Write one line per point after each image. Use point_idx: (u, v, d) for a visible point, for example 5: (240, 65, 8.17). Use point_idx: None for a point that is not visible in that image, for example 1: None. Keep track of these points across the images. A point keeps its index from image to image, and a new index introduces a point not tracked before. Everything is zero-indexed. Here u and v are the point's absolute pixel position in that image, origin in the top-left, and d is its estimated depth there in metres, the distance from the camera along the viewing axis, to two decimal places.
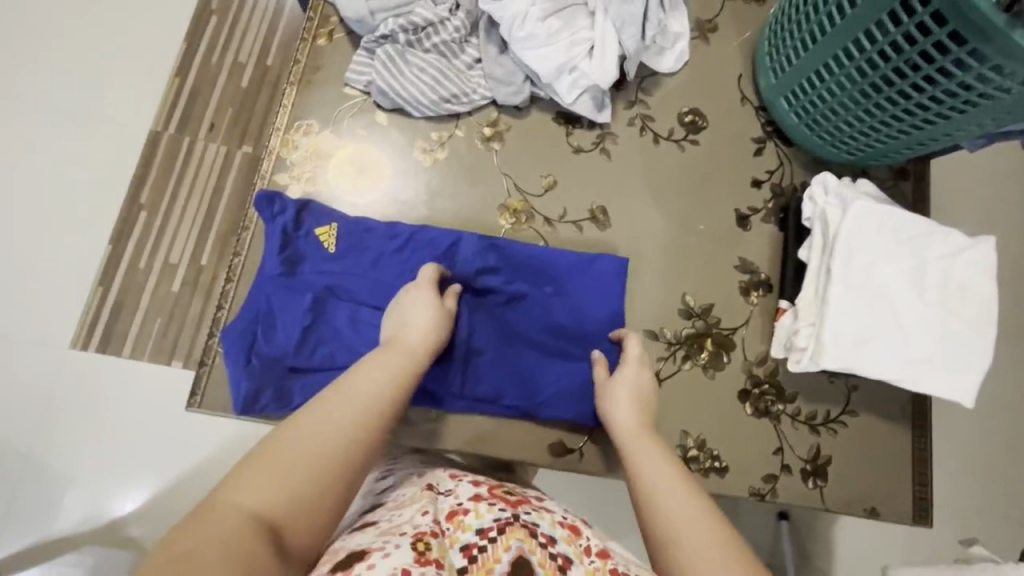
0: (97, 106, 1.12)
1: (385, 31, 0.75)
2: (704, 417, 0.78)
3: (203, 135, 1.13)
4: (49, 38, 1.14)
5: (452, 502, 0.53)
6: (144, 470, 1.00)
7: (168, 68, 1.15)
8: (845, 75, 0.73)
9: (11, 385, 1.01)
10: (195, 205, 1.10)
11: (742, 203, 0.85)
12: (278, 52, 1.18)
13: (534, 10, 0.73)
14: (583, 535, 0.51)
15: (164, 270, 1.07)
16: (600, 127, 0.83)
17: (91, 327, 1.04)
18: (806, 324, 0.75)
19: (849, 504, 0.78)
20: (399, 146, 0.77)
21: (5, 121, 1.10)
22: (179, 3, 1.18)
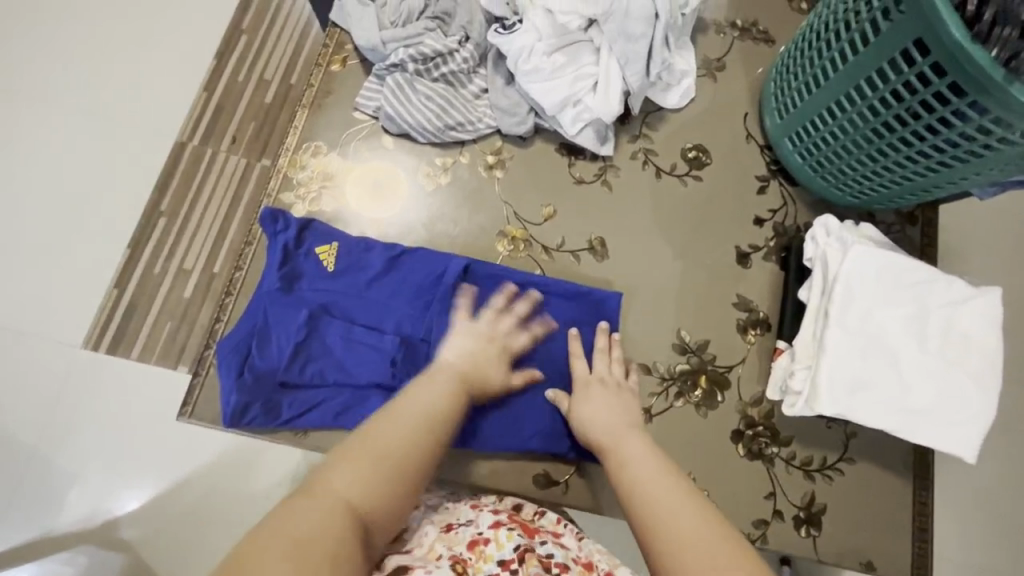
0: (123, 117, 1.17)
1: (395, 60, 0.77)
2: (693, 455, 0.76)
3: (225, 148, 1.17)
4: (85, 51, 1.20)
5: (473, 531, 0.53)
6: (144, 471, 1.01)
7: (197, 82, 1.20)
8: (848, 120, 0.73)
9: (25, 376, 1.03)
10: (212, 213, 1.14)
11: (743, 241, 0.85)
12: (302, 70, 1.22)
13: (540, 45, 0.75)
14: (596, 568, 0.53)
15: (179, 274, 1.10)
16: (603, 160, 0.84)
17: (103, 327, 1.06)
18: (802, 366, 0.73)
19: (844, 556, 0.75)
20: (404, 169, 0.79)
21: (42, 124, 1.15)
22: (211, 20, 1.24)
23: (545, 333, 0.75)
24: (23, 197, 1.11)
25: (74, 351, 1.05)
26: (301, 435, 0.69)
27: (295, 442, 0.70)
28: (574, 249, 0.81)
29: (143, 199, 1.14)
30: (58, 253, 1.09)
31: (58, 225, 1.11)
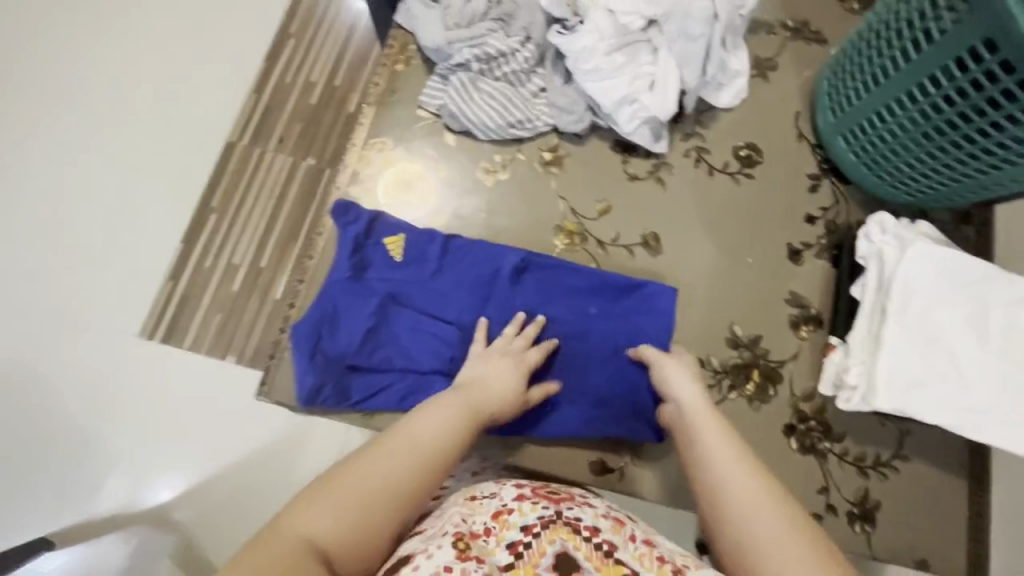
0: (179, 118, 1.23)
1: (460, 59, 0.80)
2: (745, 447, 0.77)
3: (273, 146, 1.22)
4: (142, 50, 1.28)
5: (497, 500, 0.51)
6: (192, 457, 1.06)
7: (247, 82, 1.26)
8: (908, 118, 0.73)
9: (81, 363, 1.10)
10: (259, 211, 1.18)
11: (794, 238, 0.86)
12: (347, 71, 1.27)
13: (602, 45, 0.77)
14: (627, 525, 0.50)
15: (228, 270, 1.15)
16: (656, 157, 0.86)
17: (159, 319, 1.12)
18: (857, 362, 0.74)
19: (897, 553, 0.75)
20: (432, 190, 0.81)
21: (104, 125, 1.24)
22: (260, 24, 1.29)
23: (599, 324, 0.77)
24: (88, 195, 1.20)
25: (135, 339, 1.11)
26: (370, 417, 0.73)
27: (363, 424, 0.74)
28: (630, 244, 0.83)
29: (197, 198, 1.19)
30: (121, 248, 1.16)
31: (116, 221, 1.18)
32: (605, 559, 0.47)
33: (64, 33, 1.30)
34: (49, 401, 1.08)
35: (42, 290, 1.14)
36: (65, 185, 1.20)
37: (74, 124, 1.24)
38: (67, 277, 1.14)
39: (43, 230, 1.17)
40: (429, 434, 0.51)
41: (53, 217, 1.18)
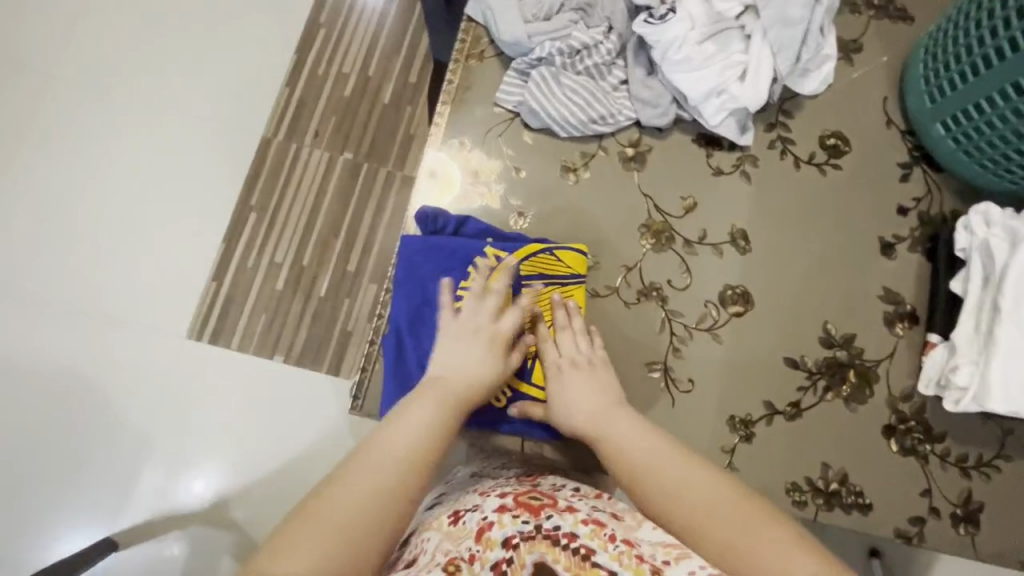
0: (222, 129, 1.36)
1: (541, 53, 0.76)
2: (846, 450, 0.75)
3: (308, 142, 1.37)
4: (174, 64, 1.39)
5: (478, 519, 0.55)
6: (226, 458, 1.20)
7: (279, 82, 1.39)
8: (1009, 110, 0.69)
9: (140, 368, 1.23)
10: (299, 208, 1.34)
11: (886, 231, 0.82)
12: (377, 64, 1.42)
13: (692, 35, 0.74)
14: (608, 526, 0.52)
15: (272, 268, 1.30)
16: (740, 150, 0.82)
17: (208, 315, 1.27)
18: (967, 361, 0.71)
19: (1003, 555, 0.74)
20: (502, 194, 0.78)
21: (147, 146, 1.34)
22: (286, 28, 1.43)
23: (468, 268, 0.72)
24: (138, 212, 1.31)
25: (187, 340, 1.25)
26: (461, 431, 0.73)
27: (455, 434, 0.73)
28: (605, 234, 0.78)
29: (235, 205, 1.33)
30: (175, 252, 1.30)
31: (165, 235, 1.30)
32: (582, 564, 0.48)
33: (104, 54, 1.38)
34: (112, 407, 1.21)
35: (106, 292, 1.26)
36: (117, 202, 1.31)
37: (118, 145, 1.34)
38: (131, 282, 1.27)
39: (106, 240, 1.29)
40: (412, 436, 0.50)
41: (85, 229, 1.29)
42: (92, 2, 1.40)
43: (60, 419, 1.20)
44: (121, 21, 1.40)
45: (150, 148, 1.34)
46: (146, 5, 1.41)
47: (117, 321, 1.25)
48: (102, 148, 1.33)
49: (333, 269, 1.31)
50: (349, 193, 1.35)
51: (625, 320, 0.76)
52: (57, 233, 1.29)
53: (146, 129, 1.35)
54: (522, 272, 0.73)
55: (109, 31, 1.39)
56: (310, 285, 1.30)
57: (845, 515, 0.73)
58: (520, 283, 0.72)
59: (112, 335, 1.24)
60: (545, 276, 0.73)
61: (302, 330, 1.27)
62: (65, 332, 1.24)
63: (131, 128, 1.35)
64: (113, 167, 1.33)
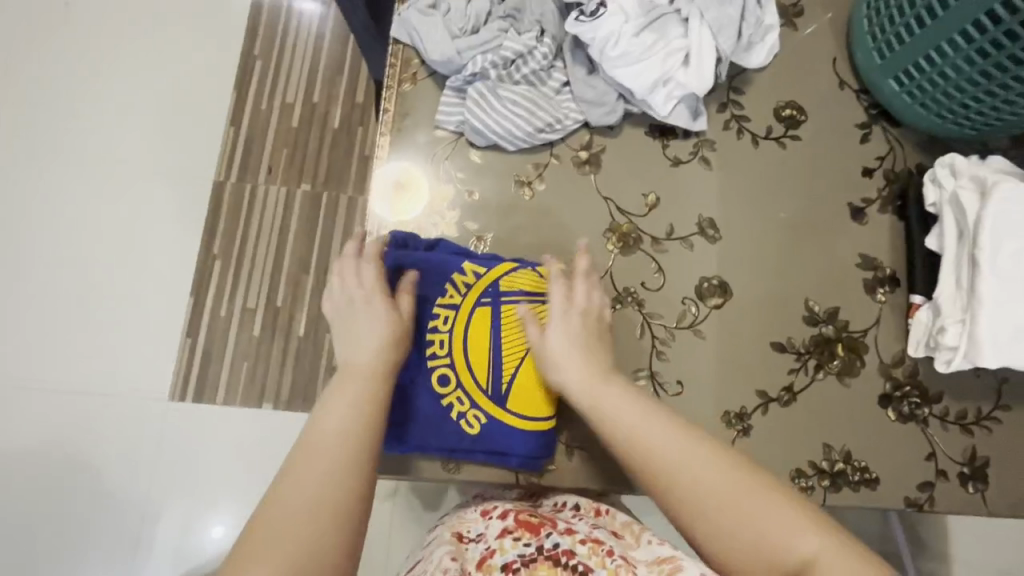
0: (169, 178, 1.31)
1: (474, 69, 0.73)
2: (845, 425, 0.73)
3: (263, 179, 1.32)
4: (110, 116, 1.33)
5: (481, 548, 0.57)
6: (230, 512, 1.16)
7: (223, 121, 1.34)
8: (957, 61, 0.67)
9: (124, 438, 1.18)
10: (264, 248, 1.29)
11: (855, 196, 0.80)
12: (322, 88, 1.37)
13: (627, 28, 0.70)
14: (607, 544, 0.56)
15: (245, 313, 1.26)
16: (696, 135, 0.79)
17: (188, 375, 1.22)
18: (953, 321, 0.69)
19: (1015, 507, 0.73)
20: (458, 220, 0.75)
21: (94, 207, 1.28)
22: (223, 63, 1.37)
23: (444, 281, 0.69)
24: (94, 278, 1.25)
25: (169, 405, 1.21)
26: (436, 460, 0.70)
27: (445, 476, 0.70)
28: (565, 241, 0.75)
29: (198, 257, 1.29)
30: (142, 314, 1.24)
31: (127, 297, 1.25)
32: None
33: (34, 117, 1.31)
34: (101, 483, 1.16)
35: (77, 367, 1.21)
36: (70, 271, 1.25)
37: (63, 211, 1.28)
38: (102, 354, 1.22)
39: (67, 311, 1.23)
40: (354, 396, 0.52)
41: (42, 303, 1.23)
42: (15, 64, 1.34)
43: (49, 509, 1.15)
44: (45, 83, 1.33)
45: (98, 208, 1.28)
46: (69, 62, 1.35)
47: (93, 396, 1.20)
48: (46, 218, 1.27)
49: (309, 307, 1.27)
50: (314, 226, 1.31)
51: None
52: (13, 310, 1.22)
53: (90, 189, 1.29)
54: (502, 287, 0.70)
55: (35, 95, 1.33)
56: (288, 325, 1.26)
57: (854, 493, 0.71)
58: (499, 298, 0.69)
59: (91, 412, 1.19)
60: (528, 293, 0.69)
61: (287, 372, 1.24)
62: (39, 412, 1.18)
63: (75, 193, 1.29)
64: (61, 238, 1.26)
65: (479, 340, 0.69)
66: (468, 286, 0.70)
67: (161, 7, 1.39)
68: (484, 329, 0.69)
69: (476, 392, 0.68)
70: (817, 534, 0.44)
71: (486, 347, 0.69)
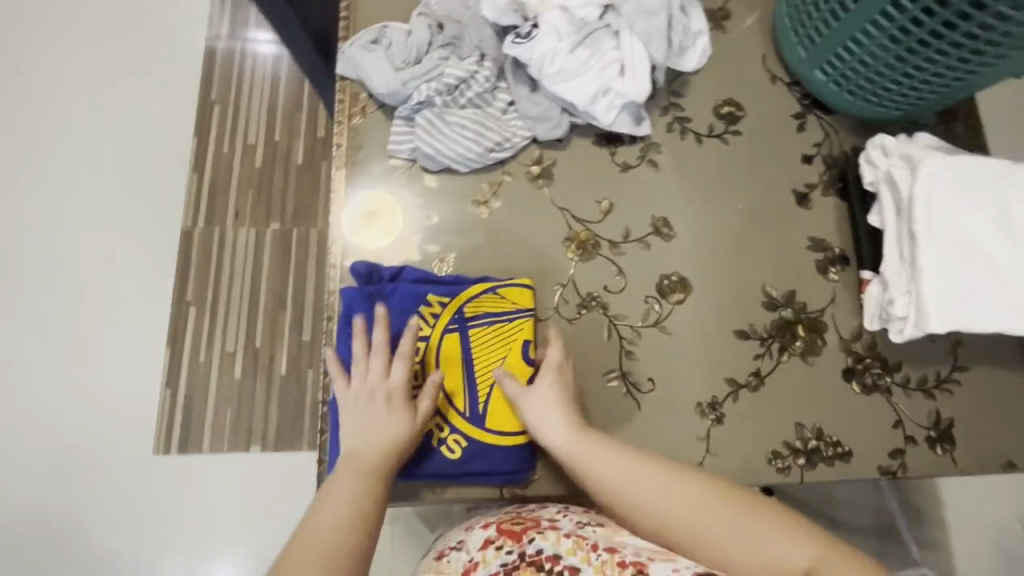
0: (136, 231, 1.30)
1: (420, 97, 0.75)
2: (814, 404, 0.76)
3: (231, 222, 1.32)
4: (70, 175, 1.32)
5: (465, 560, 0.58)
6: (225, 562, 1.14)
7: (186, 170, 1.35)
8: (871, 51, 0.73)
9: (110, 498, 1.16)
10: (238, 291, 1.29)
11: (798, 182, 0.84)
12: (282, 127, 1.39)
13: (562, 45, 0.73)
14: (590, 540, 0.57)
15: (224, 358, 1.25)
16: (641, 140, 0.82)
17: (171, 428, 1.20)
18: (901, 292, 0.73)
19: (984, 463, 0.75)
20: (420, 244, 0.76)
21: (60, 267, 1.27)
22: (180, 113, 1.38)
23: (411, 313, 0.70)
24: (65, 338, 1.23)
25: (154, 459, 1.19)
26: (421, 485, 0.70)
27: (431, 498, 0.70)
28: (526, 254, 0.77)
29: (171, 307, 1.28)
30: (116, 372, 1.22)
31: (100, 354, 1.23)
32: None
33: None
34: (90, 548, 1.13)
35: (56, 434, 1.18)
36: (39, 334, 1.23)
37: (27, 274, 1.26)
38: (80, 416, 1.19)
39: (39, 376, 1.21)
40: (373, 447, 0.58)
41: (12, 370, 1.21)
42: None
43: None
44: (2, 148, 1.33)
45: (64, 269, 1.27)
46: (22, 128, 1.34)
47: (74, 460, 1.17)
48: (11, 285, 1.25)
49: (290, 344, 1.27)
50: (287, 263, 1.31)
51: (571, 334, 0.75)
52: None
53: (54, 250, 1.28)
54: (467, 313, 0.71)
55: None
56: (269, 365, 1.25)
57: (829, 467, 0.74)
58: (466, 325, 0.71)
59: (74, 476, 1.17)
60: (491, 315, 0.71)
61: (272, 413, 1.23)
62: (19, 481, 1.16)
63: (39, 258, 1.27)
64: (28, 302, 1.25)
65: (449, 365, 0.70)
66: (436, 316, 0.71)
67: (111, 63, 1.40)
68: (455, 353, 0.70)
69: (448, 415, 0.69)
70: (809, 540, 0.50)
71: (457, 372, 0.70)
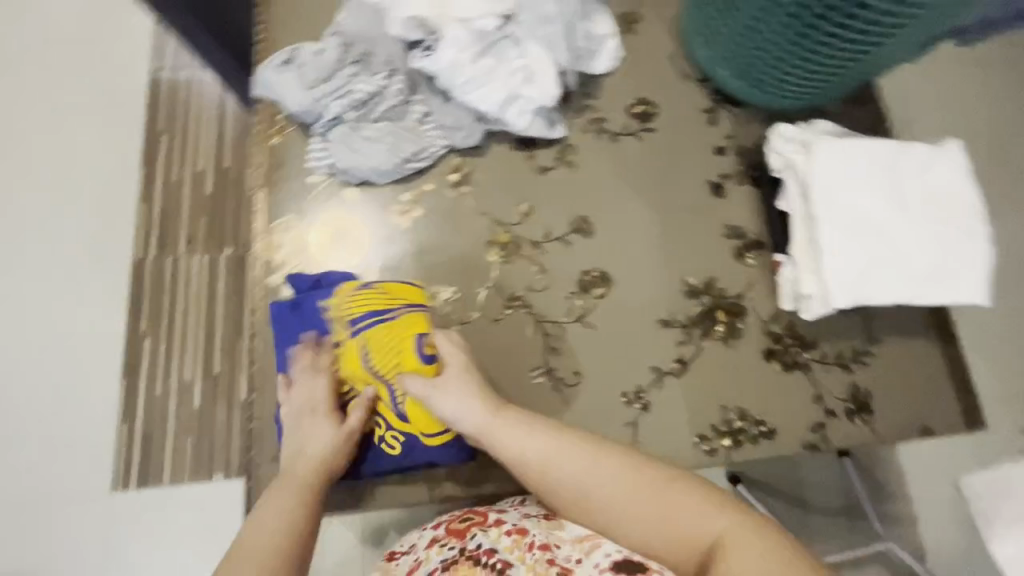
0: (86, 266, 1.29)
1: (333, 113, 0.77)
2: (737, 386, 0.78)
3: (184, 251, 1.32)
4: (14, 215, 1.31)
5: (411, 559, 0.62)
6: None
7: (135, 201, 1.34)
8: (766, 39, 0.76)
9: (68, 540, 1.13)
10: (194, 320, 1.28)
11: (711, 174, 0.87)
12: (232, 154, 1.39)
13: (465, 55, 0.76)
14: (529, 534, 0.61)
15: (182, 388, 1.24)
16: (558, 142, 0.85)
17: (130, 462, 1.19)
18: (808, 272, 0.76)
19: (901, 429, 0.79)
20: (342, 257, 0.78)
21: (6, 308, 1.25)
22: (128, 145, 1.37)
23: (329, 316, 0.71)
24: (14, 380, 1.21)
25: (112, 496, 1.16)
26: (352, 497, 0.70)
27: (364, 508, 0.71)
28: (448, 260, 0.79)
29: (125, 339, 1.26)
30: (71, 409, 1.20)
31: (52, 393, 1.20)
32: None
33: None
34: None
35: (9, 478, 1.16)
36: None
37: None
38: (33, 457, 1.17)
39: None
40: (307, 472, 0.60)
41: None
42: None
43: None
44: None
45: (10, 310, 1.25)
46: None
47: (28, 504, 1.14)
48: None
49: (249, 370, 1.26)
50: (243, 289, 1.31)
51: (495, 334, 0.77)
52: None
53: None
54: (376, 306, 0.70)
55: None
56: (229, 392, 1.24)
57: (754, 447, 0.76)
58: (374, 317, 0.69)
59: (31, 520, 1.14)
60: (378, 314, 0.69)
61: (235, 440, 1.22)
62: None
63: None
64: None
65: (354, 372, 0.69)
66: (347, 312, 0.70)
67: (55, 99, 1.39)
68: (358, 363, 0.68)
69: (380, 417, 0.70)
70: (720, 511, 0.50)
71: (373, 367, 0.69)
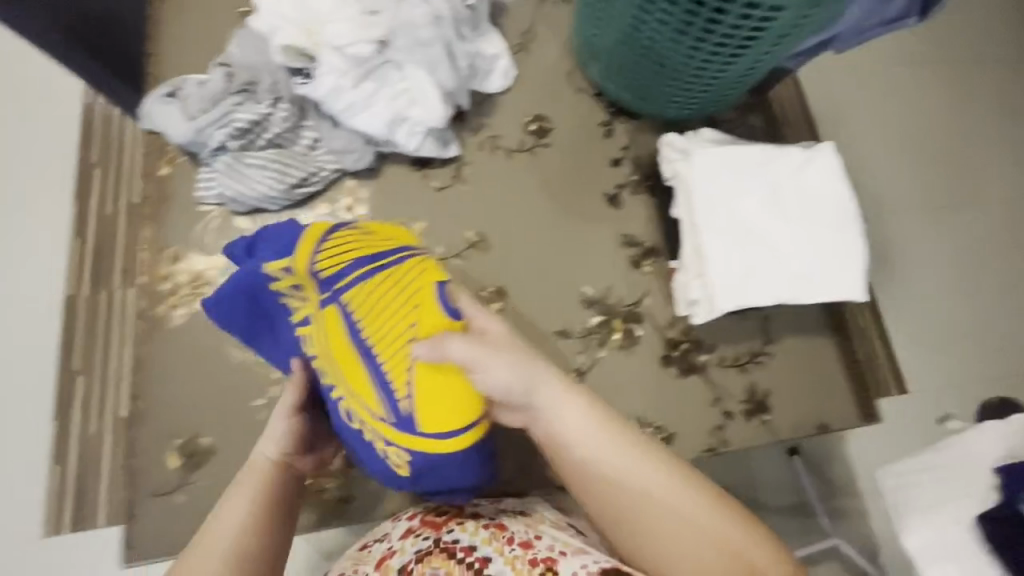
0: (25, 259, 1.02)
1: (216, 143, 0.77)
2: (635, 394, 0.79)
3: (119, 277, 1.00)
4: None
5: (382, 548, 0.57)
6: None
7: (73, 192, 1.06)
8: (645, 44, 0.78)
9: None
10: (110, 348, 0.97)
11: (608, 185, 0.89)
12: None
13: (345, 81, 0.77)
14: (510, 529, 0.56)
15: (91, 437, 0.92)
16: (453, 161, 0.86)
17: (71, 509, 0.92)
18: (695, 276, 0.78)
19: (799, 427, 0.80)
20: None
21: None
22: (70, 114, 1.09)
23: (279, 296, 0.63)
24: None
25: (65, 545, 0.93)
26: None
27: None
28: None
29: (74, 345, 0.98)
30: None
31: None
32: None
33: None
34: None
35: None
36: None
37: None
38: None
39: None
40: (249, 502, 0.52)
41: None
42: None
43: None
44: None
45: None
46: None
47: None
48: None
49: None
50: None
51: None
52: None
53: None
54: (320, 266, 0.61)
55: None
56: None
57: None
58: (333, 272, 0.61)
59: None
60: (366, 260, 0.61)
61: None
62: None
63: None
64: None
65: (333, 337, 0.60)
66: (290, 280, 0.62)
67: None
68: (338, 329, 0.60)
69: (375, 416, 0.57)
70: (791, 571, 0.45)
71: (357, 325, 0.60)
